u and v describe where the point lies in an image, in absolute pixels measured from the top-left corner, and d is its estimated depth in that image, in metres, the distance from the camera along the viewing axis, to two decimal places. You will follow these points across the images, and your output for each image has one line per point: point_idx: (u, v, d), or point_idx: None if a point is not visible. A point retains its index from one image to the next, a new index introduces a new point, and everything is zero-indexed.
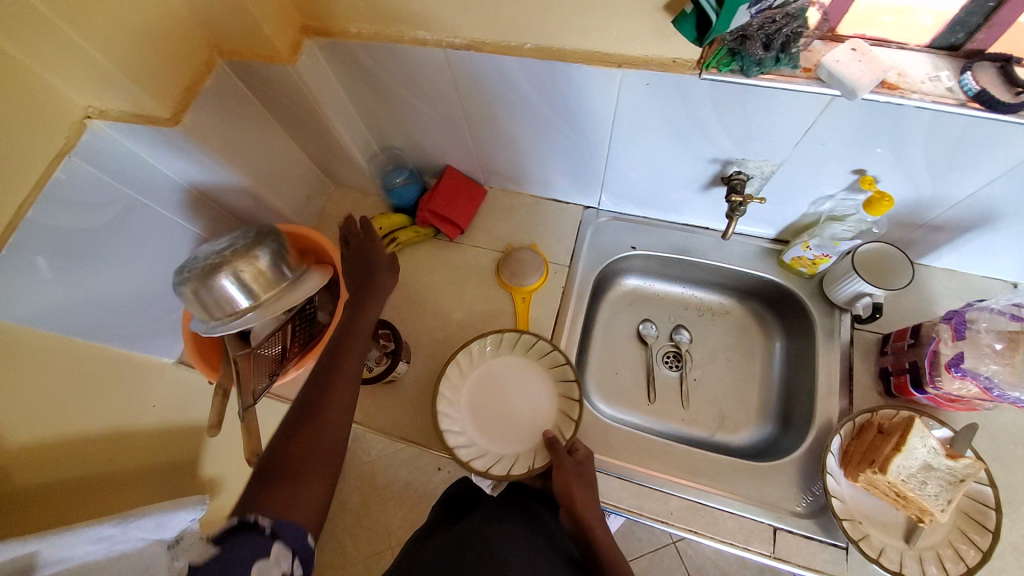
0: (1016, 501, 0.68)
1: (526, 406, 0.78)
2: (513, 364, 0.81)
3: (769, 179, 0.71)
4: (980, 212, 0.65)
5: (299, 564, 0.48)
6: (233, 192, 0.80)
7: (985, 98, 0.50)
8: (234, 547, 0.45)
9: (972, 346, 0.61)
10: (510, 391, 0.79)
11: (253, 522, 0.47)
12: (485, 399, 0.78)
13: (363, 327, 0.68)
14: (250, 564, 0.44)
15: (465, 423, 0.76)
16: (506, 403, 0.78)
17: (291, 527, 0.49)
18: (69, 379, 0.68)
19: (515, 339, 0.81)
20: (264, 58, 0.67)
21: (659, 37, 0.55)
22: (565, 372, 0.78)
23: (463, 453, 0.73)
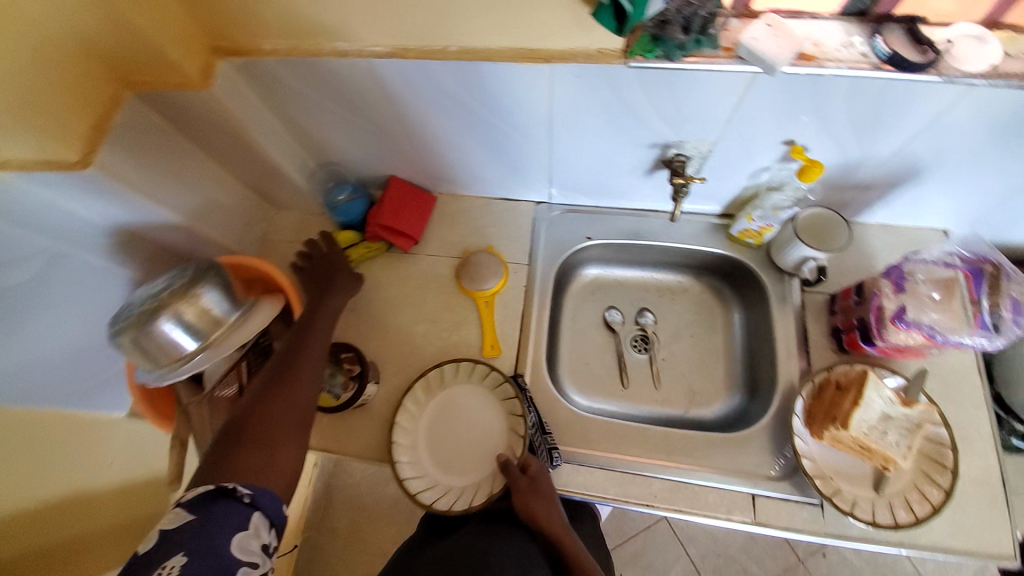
0: (970, 437, 0.72)
1: (480, 429, 0.75)
2: (462, 392, 0.77)
3: (708, 158, 0.72)
4: (905, 168, 0.68)
5: (274, 533, 0.55)
6: (164, 231, 0.75)
7: (896, 60, 0.51)
8: (215, 515, 0.51)
9: (913, 297, 0.64)
10: (463, 420, 0.76)
11: (232, 491, 0.53)
12: (438, 435, 0.75)
13: (327, 320, 0.73)
14: (232, 534, 0.50)
15: (421, 462, 0.73)
16: (460, 434, 0.75)
17: (269, 499, 0.55)
18: (27, 454, 0.71)
19: (457, 366, 0.78)
20: (175, 85, 0.64)
21: (580, 29, 0.55)
22: (509, 390, 0.76)
23: (425, 496, 0.71)
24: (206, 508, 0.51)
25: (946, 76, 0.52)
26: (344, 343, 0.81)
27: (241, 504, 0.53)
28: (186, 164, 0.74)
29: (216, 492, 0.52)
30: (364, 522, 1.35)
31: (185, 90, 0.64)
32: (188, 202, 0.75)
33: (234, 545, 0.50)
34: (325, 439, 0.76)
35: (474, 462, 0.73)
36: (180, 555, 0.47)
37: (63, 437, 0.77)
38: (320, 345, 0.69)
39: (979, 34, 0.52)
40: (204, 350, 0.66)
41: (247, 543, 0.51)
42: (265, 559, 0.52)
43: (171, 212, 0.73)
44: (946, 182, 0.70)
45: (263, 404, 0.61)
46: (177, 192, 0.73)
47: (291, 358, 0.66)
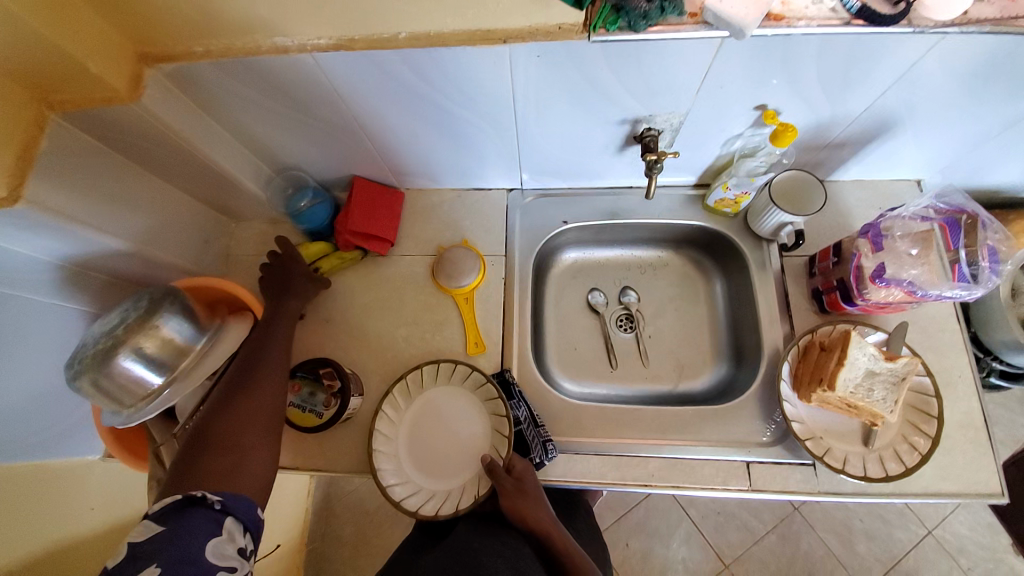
0: (952, 382, 0.74)
1: (464, 429, 0.74)
2: (442, 394, 0.76)
3: (679, 130, 0.70)
4: (877, 122, 0.68)
5: (250, 537, 0.53)
6: (113, 260, 0.70)
7: (867, 14, 0.50)
8: (185, 525, 0.49)
9: (892, 254, 0.64)
10: (445, 422, 0.74)
11: (200, 498, 0.51)
12: (420, 440, 0.73)
13: (286, 325, 0.72)
14: (204, 541, 0.49)
15: (405, 469, 0.71)
16: (443, 435, 0.73)
17: (241, 503, 0.54)
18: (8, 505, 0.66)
19: (437, 368, 0.76)
20: (101, 101, 0.58)
21: (538, 4, 0.51)
22: (493, 390, 0.74)
23: (410, 502, 0.69)
24: (178, 518, 0.49)
25: (918, 26, 0.51)
26: (321, 357, 0.77)
27: (212, 510, 0.51)
28: (126, 185, 0.68)
29: (183, 500, 0.51)
30: (367, 526, 1.34)
31: (113, 105, 0.58)
32: (135, 226, 0.70)
33: (209, 551, 0.48)
34: (313, 457, 0.74)
35: (458, 463, 0.72)
36: (155, 565, 0.45)
37: (41, 487, 0.71)
38: (280, 350, 0.68)
39: None
40: (171, 384, 0.63)
41: (223, 547, 0.50)
42: (244, 561, 0.50)
43: (118, 239, 0.67)
44: (916, 133, 0.69)
45: (226, 411, 0.59)
46: (121, 216, 0.67)
47: (253, 364, 0.65)
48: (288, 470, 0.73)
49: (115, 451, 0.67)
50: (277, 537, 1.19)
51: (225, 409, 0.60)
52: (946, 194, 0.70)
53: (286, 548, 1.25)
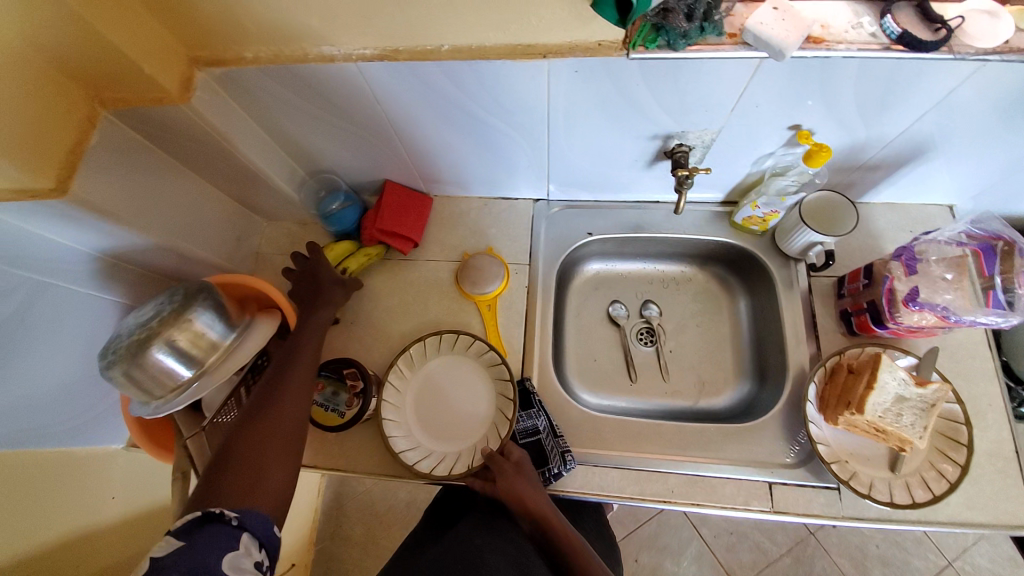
0: (981, 411, 0.73)
1: (471, 397, 0.77)
2: (454, 362, 0.79)
3: (711, 147, 0.70)
4: (912, 146, 0.67)
5: (266, 552, 0.52)
6: (152, 255, 0.72)
7: (907, 40, 0.50)
8: (202, 541, 0.48)
9: (926, 279, 0.63)
10: (452, 388, 0.78)
11: (218, 514, 0.51)
12: (427, 400, 0.77)
13: (314, 336, 0.71)
14: (221, 555, 0.48)
15: (408, 424, 0.75)
16: (451, 400, 0.77)
17: (257, 519, 0.52)
18: (31, 493, 0.67)
19: (455, 338, 0.80)
20: (153, 100, 0.60)
21: (580, 22, 0.52)
22: (504, 371, 0.77)
23: (409, 456, 0.72)
24: (196, 535, 0.49)
25: (958, 53, 0.51)
26: (345, 358, 0.78)
27: (229, 527, 0.50)
28: (168, 182, 0.70)
29: (200, 518, 0.50)
30: (376, 529, 1.34)
31: (163, 105, 0.60)
32: (173, 222, 0.72)
33: (226, 565, 0.48)
34: (335, 457, 0.75)
35: (459, 429, 0.75)
36: None
37: (64, 476, 0.73)
38: (307, 363, 0.68)
39: (991, 9, 0.51)
40: (200, 378, 0.64)
41: (240, 562, 0.49)
42: None
43: (158, 235, 0.69)
44: (952, 159, 0.69)
45: (248, 426, 0.59)
46: (162, 212, 0.70)
47: (278, 377, 0.65)
48: (310, 469, 0.74)
49: (140, 441, 0.68)
50: (288, 536, 1.19)
51: (249, 424, 0.59)
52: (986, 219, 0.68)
53: (296, 546, 1.25)
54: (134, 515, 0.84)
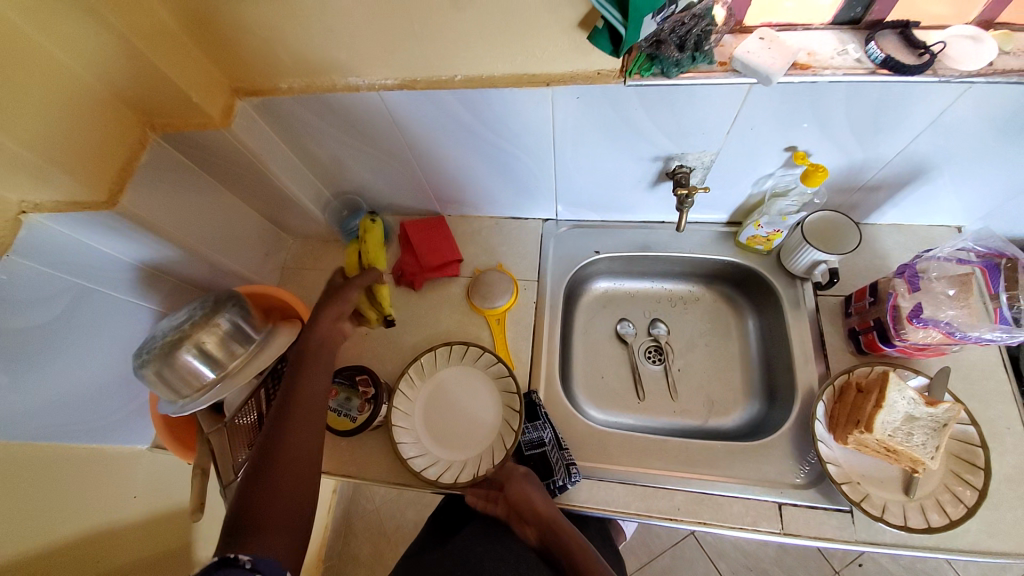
0: (997, 434, 0.72)
1: (477, 407, 0.79)
2: (462, 372, 0.82)
3: (711, 168, 0.73)
4: (911, 167, 0.69)
5: None
6: (187, 266, 0.78)
7: (892, 64, 0.53)
8: None
9: (929, 295, 0.64)
10: (460, 397, 0.80)
11: (231, 559, 0.48)
12: (435, 408, 0.79)
13: (325, 356, 0.66)
14: None
15: (417, 432, 0.78)
16: (458, 409, 0.79)
17: (269, 564, 0.49)
18: (54, 487, 0.71)
19: (464, 349, 0.83)
20: (197, 125, 0.67)
21: (580, 53, 0.57)
22: (511, 383, 0.79)
23: (417, 462, 0.74)
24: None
25: (943, 76, 0.54)
26: (358, 365, 0.82)
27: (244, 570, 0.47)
28: (206, 200, 0.77)
29: (217, 563, 0.47)
30: (385, 549, 1.34)
31: (205, 130, 0.67)
32: (207, 236, 0.78)
33: None
34: (346, 464, 0.77)
35: (466, 438, 0.77)
36: None
37: (87, 473, 0.77)
38: (318, 393, 0.63)
39: (974, 35, 0.54)
40: (222, 380, 0.68)
41: None
42: None
43: (194, 247, 0.75)
44: (953, 179, 0.70)
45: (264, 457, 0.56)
46: (198, 226, 0.76)
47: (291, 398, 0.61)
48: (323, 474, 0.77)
49: (166, 441, 0.72)
50: None
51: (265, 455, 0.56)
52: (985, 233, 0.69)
53: (306, 564, 1.26)
54: (153, 517, 0.87)
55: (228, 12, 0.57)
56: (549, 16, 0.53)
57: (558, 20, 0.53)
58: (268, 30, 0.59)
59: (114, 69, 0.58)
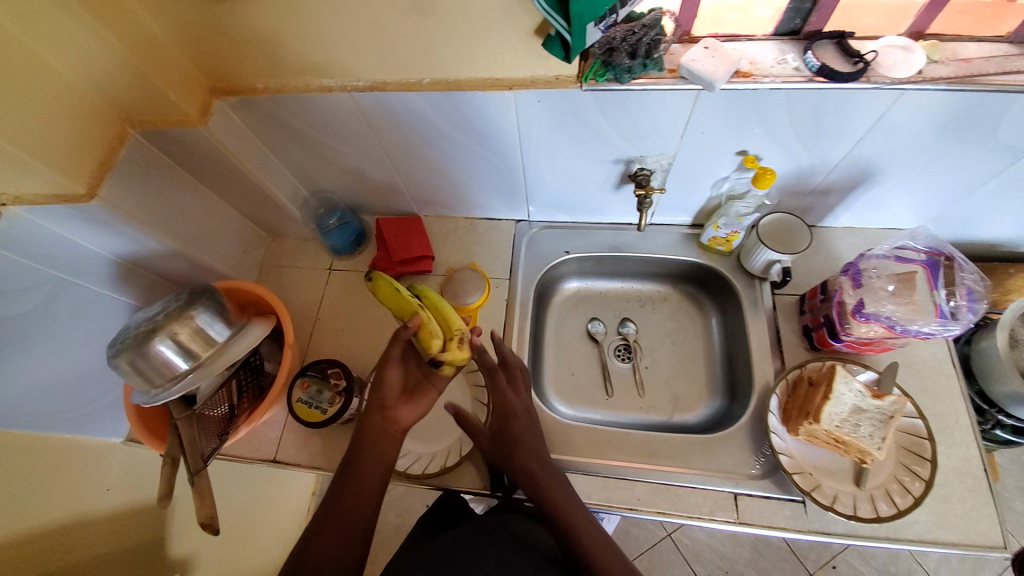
0: (947, 427, 0.75)
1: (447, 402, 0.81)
2: None
3: (670, 171, 0.76)
4: (857, 171, 0.73)
5: None
6: (165, 260, 0.79)
7: (826, 71, 0.57)
8: None
9: (870, 292, 0.67)
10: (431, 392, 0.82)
11: None
12: None
13: (375, 453, 0.62)
14: None
15: None
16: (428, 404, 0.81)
17: None
18: (27, 474, 0.71)
19: None
20: (176, 123, 0.69)
21: (539, 59, 0.61)
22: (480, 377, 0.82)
23: None
24: None
25: (877, 82, 0.58)
26: (330, 359, 0.83)
27: None
28: (185, 196, 0.79)
29: None
30: None
31: (183, 127, 0.69)
32: (185, 232, 0.80)
33: None
34: (319, 456, 0.80)
35: (435, 431, 0.79)
36: None
37: (60, 463, 0.77)
38: (365, 490, 0.61)
39: (905, 45, 0.58)
40: (195, 369, 0.68)
41: None
42: None
43: (172, 241, 0.77)
44: (897, 183, 0.75)
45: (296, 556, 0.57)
46: (176, 222, 0.78)
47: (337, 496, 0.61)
48: (305, 467, 0.80)
49: (142, 436, 0.72)
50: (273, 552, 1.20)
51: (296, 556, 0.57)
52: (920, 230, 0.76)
53: None
54: (126, 509, 0.86)
55: (208, 14, 0.61)
56: (508, 24, 0.57)
57: (516, 28, 0.57)
58: (247, 33, 0.63)
59: (95, 67, 0.61)
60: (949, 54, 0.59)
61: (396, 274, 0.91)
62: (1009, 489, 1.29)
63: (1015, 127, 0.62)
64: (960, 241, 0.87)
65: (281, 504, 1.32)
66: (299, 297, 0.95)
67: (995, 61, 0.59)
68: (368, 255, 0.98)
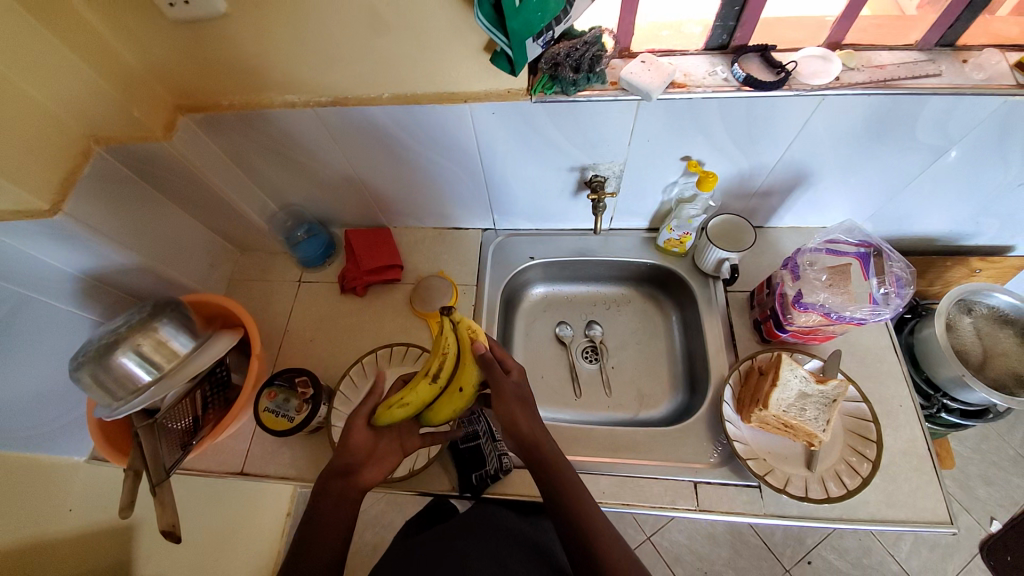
0: (891, 411, 0.80)
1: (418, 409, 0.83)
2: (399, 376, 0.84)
3: (622, 177, 0.81)
4: (793, 172, 0.79)
5: None
6: (132, 275, 0.80)
7: (752, 81, 0.63)
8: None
9: (806, 283, 0.72)
10: None
11: None
12: None
13: (336, 516, 0.62)
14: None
15: None
16: None
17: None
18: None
19: (406, 351, 0.86)
20: (141, 138, 0.71)
21: (491, 73, 0.65)
22: None
23: None
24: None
25: (798, 89, 0.63)
26: (299, 368, 0.83)
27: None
28: (153, 211, 0.80)
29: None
30: None
31: (149, 142, 0.71)
32: (153, 246, 0.81)
33: None
34: (288, 466, 0.81)
35: None
36: None
37: (22, 483, 0.75)
38: (325, 552, 0.59)
39: (824, 54, 0.64)
40: (158, 381, 0.68)
41: None
42: None
43: (138, 256, 0.78)
44: (833, 183, 0.80)
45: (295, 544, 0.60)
46: (144, 236, 0.79)
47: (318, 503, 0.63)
48: (276, 478, 0.80)
49: (106, 452, 0.71)
50: None
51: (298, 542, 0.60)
52: (844, 223, 0.82)
53: None
54: (89, 533, 0.83)
55: (174, 34, 0.64)
56: (458, 40, 0.61)
57: (466, 44, 0.62)
58: (212, 51, 0.66)
59: (58, 85, 0.62)
60: (865, 61, 0.65)
61: (363, 283, 0.93)
62: (971, 477, 1.35)
63: (931, 127, 0.68)
64: (897, 237, 0.94)
65: (254, 527, 1.29)
66: (267, 310, 0.96)
67: (905, 66, 0.65)
68: (337, 266, 1.00)
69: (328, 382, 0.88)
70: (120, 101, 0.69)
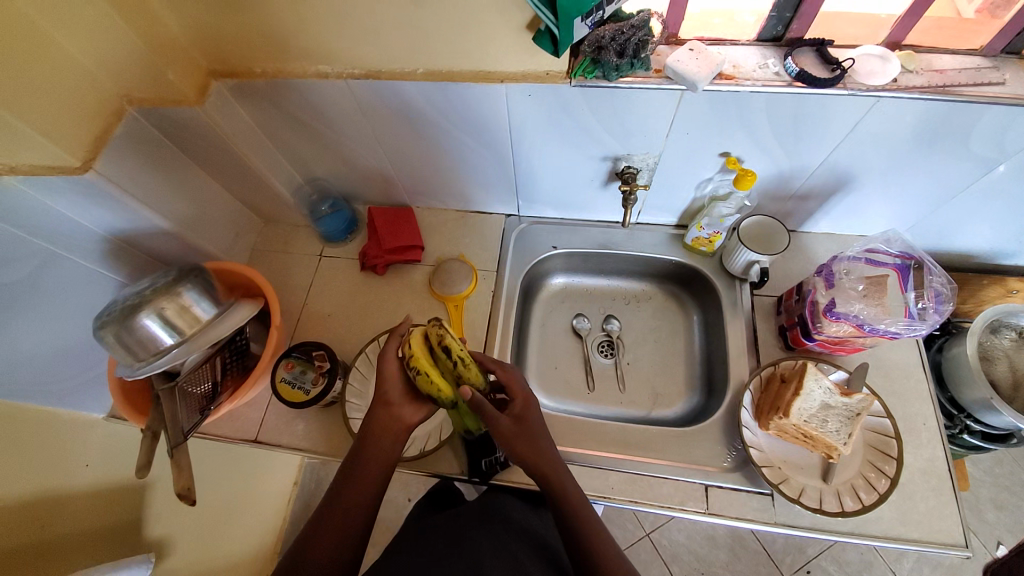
0: (913, 429, 0.78)
1: None
2: None
3: (656, 170, 0.79)
4: (834, 176, 0.76)
5: None
6: (158, 239, 0.80)
7: (804, 76, 0.60)
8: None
9: (841, 293, 0.70)
10: None
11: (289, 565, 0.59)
12: None
13: (375, 462, 0.64)
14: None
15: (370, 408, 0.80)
16: None
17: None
18: (8, 445, 0.70)
19: None
20: (172, 101, 0.71)
21: (530, 54, 0.63)
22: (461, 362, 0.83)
23: None
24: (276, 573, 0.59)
25: (853, 89, 0.60)
26: (315, 342, 0.83)
27: None
28: (181, 176, 0.80)
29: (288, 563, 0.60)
30: None
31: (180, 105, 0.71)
32: (179, 211, 0.81)
33: None
34: (299, 437, 0.81)
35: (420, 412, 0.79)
36: None
37: (42, 435, 0.76)
38: (363, 502, 0.63)
39: (882, 54, 0.60)
40: (179, 345, 0.69)
41: None
42: None
43: (164, 220, 0.78)
44: (875, 190, 0.77)
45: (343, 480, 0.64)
46: (171, 200, 0.79)
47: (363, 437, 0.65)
48: (287, 449, 0.81)
49: (125, 411, 0.72)
50: None
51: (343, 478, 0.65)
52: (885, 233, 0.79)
53: None
54: (103, 487, 0.85)
55: None
56: (498, 17, 0.59)
57: (508, 21, 0.59)
58: (248, 16, 0.64)
59: (91, 40, 0.61)
60: (925, 64, 0.62)
61: (383, 262, 0.92)
62: (982, 501, 1.32)
63: (989, 137, 0.64)
64: (936, 251, 0.90)
65: (262, 493, 1.31)
66: (288, 282, 0.96)
67: (968, 72, 0.61)
68: (358, 243, 0.99)
69: (343, 358, 0.88)
70: (154, 62, 0.68)
